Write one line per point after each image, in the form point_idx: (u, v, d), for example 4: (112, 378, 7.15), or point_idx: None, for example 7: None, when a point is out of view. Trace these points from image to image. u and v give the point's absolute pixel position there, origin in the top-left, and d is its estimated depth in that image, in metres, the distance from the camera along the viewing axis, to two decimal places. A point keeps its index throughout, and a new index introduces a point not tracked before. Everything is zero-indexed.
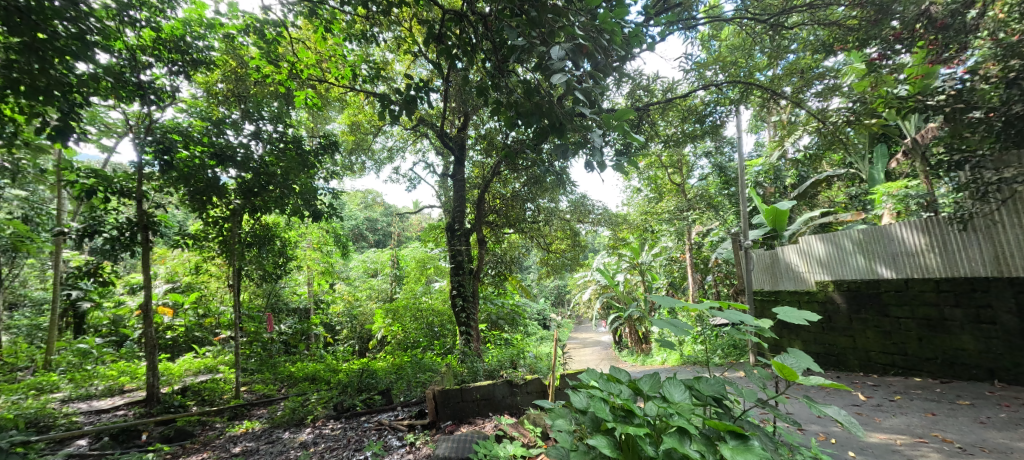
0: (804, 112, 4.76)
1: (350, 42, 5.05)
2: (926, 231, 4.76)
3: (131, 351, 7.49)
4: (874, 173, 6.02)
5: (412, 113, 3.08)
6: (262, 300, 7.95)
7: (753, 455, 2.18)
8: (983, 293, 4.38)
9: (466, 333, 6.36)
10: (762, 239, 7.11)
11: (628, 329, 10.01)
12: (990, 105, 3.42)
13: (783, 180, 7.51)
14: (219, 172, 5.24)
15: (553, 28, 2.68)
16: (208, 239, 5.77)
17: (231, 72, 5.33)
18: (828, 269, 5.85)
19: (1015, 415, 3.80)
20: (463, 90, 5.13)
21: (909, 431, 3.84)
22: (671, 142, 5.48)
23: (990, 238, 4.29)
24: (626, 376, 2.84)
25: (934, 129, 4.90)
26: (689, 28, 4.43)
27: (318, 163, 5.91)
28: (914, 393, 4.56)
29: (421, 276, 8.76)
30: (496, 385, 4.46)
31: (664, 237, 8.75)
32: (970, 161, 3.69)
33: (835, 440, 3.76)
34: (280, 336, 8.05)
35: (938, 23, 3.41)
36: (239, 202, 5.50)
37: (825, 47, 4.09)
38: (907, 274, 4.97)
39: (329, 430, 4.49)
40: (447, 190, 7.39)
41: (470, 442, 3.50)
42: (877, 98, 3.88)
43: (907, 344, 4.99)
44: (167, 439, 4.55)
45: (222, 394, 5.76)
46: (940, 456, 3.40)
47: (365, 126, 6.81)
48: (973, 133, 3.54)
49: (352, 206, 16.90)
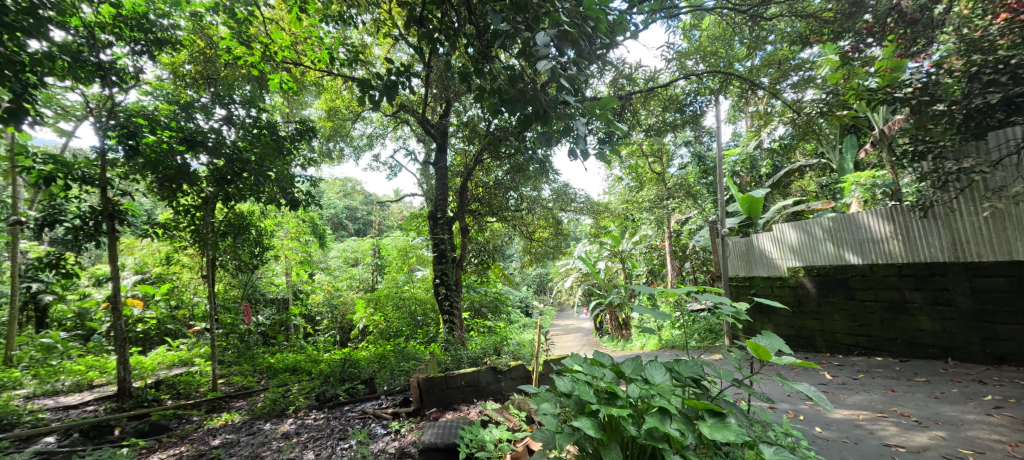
0: (779, 103, 4.87)
1: (327, 24, 4.83)
2: (892, 219, 4.98)
3: (100, 345, 7.21)
4: (843, 162, 6.16)
5: (393, 99, 3.04)
6: (238, 291, 7.66)
7: (730, 432, 2.30)
8: (941, 276, 4.62)
9: (450, 322, 6.31)
10: (738, 227, 7.33)
11: (609, 316, 10.20)
12: (953, 98, 3.66)
13: (759, 169, 7.74)
14: (189, 158, 5.01)
15: (536, 14, 2.65)
16: (178, 229, 5.51)
17: (199, 53, 5.10)
18: (799, 256, 6.08)
19: (966, 390, 4.08)
20: (446, 76, 4.98)
21: (872, 407, 4.08)
22: (652, 131, 5.44)
23: (949, 226, 4.52)
24: (609, 359, 2.93)
25: (901, 121, 5.04)
26: (671, 17, 4.55)
27: (295, 149, 5.68)
28: (876, 371, 4.83)
29: (403, 265, 8.66)
30: (480, 372, 4.50)
31: (645, 225, 8.93)
32: (933, 152, 3.91)
33: (803, 416, 3.98)
34: (257, 328, 7.77)
35: (908, 17, 3.67)
36: (211, 190, 5.26)
37: (802, 38, 4.26)
38: (872, 260, 5.21)
39: (312, 420, 4.47)
40: (428, 179, 7.06)
41: (455, 428, 3.55)
42: (847, 90, 4.01)
43: (871, 325, 5.26)
44: (142, 433, 4.41)
45: (198, 387, 5.58)
46: (898, 429, 3.64)
47: (343, 112, 6.58)
48: (936, 125, 3.83)
49: (330, 195, 16.52)
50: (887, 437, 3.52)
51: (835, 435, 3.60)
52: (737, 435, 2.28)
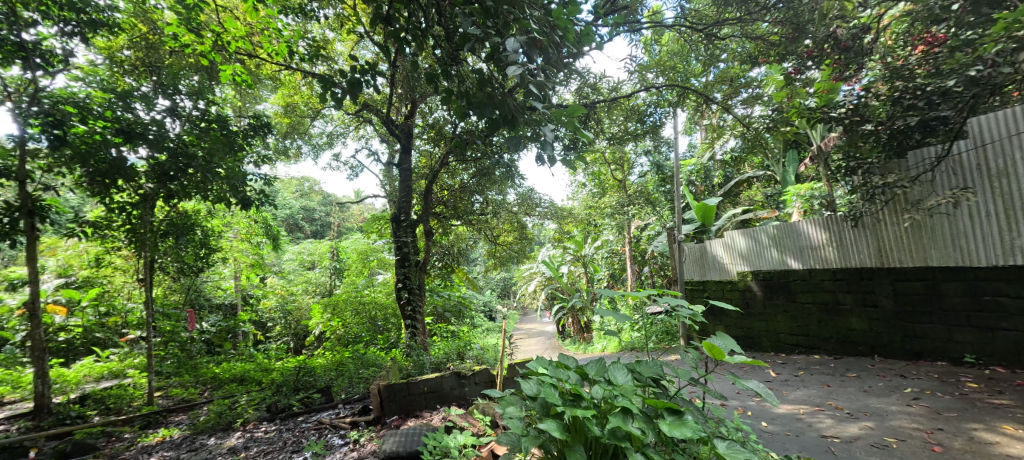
0: (730, 117, 5.19)
1: (286, 16, 4.62)
2: (828, 227, 5.41)
3: (13, 357, 6.46)
4: (785, 175, 6.66)
5: (357, 98, 2.94)
6: (179, 296, 7.11)
7: (687, 429, 2.41)
8: (869, 280, 5.08)
9: (412, 327, 6.17)
10: (693, 233, 7.71)
11: (571, 319, 10.40)
12: (879, 119, 4.07)
13: (711, 179, 8.27)
14: (126, 151, 4.61)
15: (506, 20, 2.71)
16: (111, 228, 5.08)
17: (140, 38, 4.73)
18: (747, 261, 6.47)
19: (890, 384, 4.48)
20: (412, 76, 4.89)
21: (811, 402, 4.41)
22: (614, 139, 5.69)
23: (877, 234, 4.97)
24: (573, 362, 3.00)
25: (835, 138, 5.51)
26: (634, 31, 4.77)
27: (247, 146, 5.35)
28: (814, 369, 5.22)
29: (363, 269, 8.38)
30: (444, 377, 4.42)
31: (606, 231, 9.21)
32: (862, 168, 4.32)
33: (751, 412, 4.23)
34: (202, 336, 7.20)
35: (842, 44, 3.97)
36: (152, 186, 4.90)
37: (752, 58, 4.60)
38: (811, 265, 5.64)
39: (262, 433, 4.22)
40: (391, 180, 6.90)
41: (418, 435, 3.47)
42: (791, 108, 4.28)
43: (809, 325, 5.70)
44: (63, 455, 3.92)
45: (131, 401, 5.12)
46: (833, 421, 3.96)
47: (302, 108, 6.28)
48: (865, 143, 4.15)
49: (286, 194, 15.80)
50: (824, 429, 3.82)
51: (779, 429, 3.86)
52: (694, 431, 2.39)
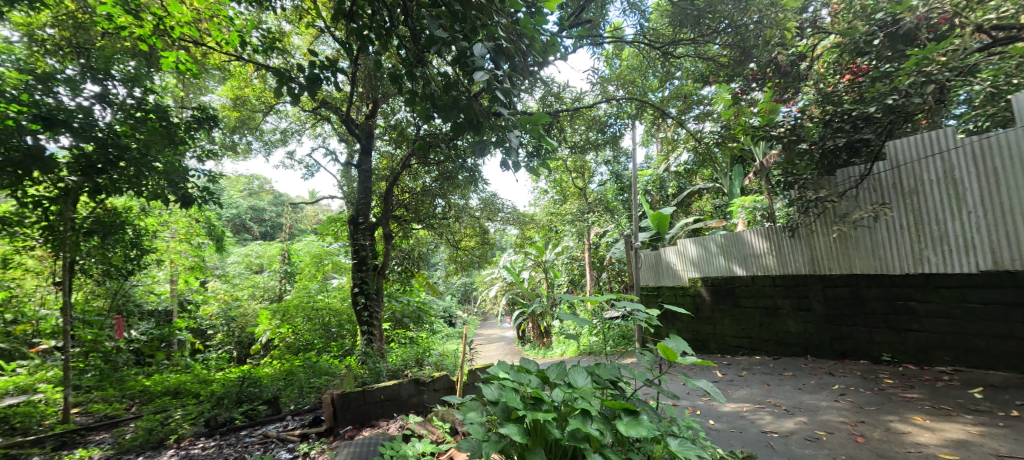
0: (684, 132, 5.48)
1: (239, 5, 4.38)
2: (769, 237, 5.82)
3: None
4: (732, 188, 7.21)
5: (316, 95, 2.90)
6: (104, 302, 6.42)
7: (642, 428, 2.48)
8: (803, 286, 5.51)
9: (369, 334, 5.95)
10: (649, 240, 8.05)
11: (530, 324, 10.50)
12: (812, 139, 4.51)
13: (665, 189, 8.73)
14: (44, 139, 4.06)
15: (474, 25, 2.66)
16: (24, 225, 4.55)
17: (67, 16, 4.38)
18: (697, 268, 6.83)
19: (821, 382, 4.86)
20: (374, 75, 4.73)
21: (753, 400, 4.70)
22: (576, 148, 5.85)
23: (811, 244, 5.40)
24: (535, 366, 3.03)
25: (775, 155, 5.95)
26: (597, 45, 4.96)
27: (189, 139, 4.95)
28: (756, 369, 5.57)
29: (316, 273, 7.99)
30: (402, 384, 4.29)
31: (567, 237, 9.42)
32: (799, 182, 4.78)
33: (700, 411, 4.45)
34: (129, 345, 6.54)
35: (781, 70, 4.36)
36: (75, 179, 4.41)
37: (703, 77, 4.91)
38: (754, 272, 6.04)
39: (199, 449, 3.90)
40: (350, 181, 6.65)
41: (374, 444, 3.36)
42: (737, 126, 4.62)
43: (752, 328, 6.09)
44: None
45: (41, 420, 4.56)
46: (772, 417, 4.24)
47: (252, 102, 5.97)
48: (801, 160, 4.60)
49: (234, 192, 14.89)
50: (764, 425, 4.09)
51: (725, 426, 4.09)
52: (648, 430, 2.47)
